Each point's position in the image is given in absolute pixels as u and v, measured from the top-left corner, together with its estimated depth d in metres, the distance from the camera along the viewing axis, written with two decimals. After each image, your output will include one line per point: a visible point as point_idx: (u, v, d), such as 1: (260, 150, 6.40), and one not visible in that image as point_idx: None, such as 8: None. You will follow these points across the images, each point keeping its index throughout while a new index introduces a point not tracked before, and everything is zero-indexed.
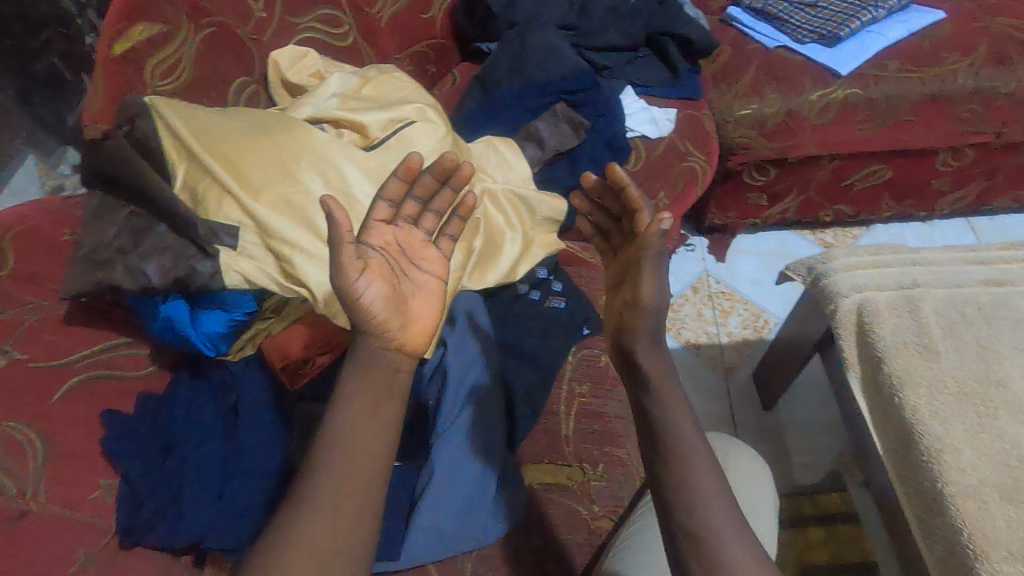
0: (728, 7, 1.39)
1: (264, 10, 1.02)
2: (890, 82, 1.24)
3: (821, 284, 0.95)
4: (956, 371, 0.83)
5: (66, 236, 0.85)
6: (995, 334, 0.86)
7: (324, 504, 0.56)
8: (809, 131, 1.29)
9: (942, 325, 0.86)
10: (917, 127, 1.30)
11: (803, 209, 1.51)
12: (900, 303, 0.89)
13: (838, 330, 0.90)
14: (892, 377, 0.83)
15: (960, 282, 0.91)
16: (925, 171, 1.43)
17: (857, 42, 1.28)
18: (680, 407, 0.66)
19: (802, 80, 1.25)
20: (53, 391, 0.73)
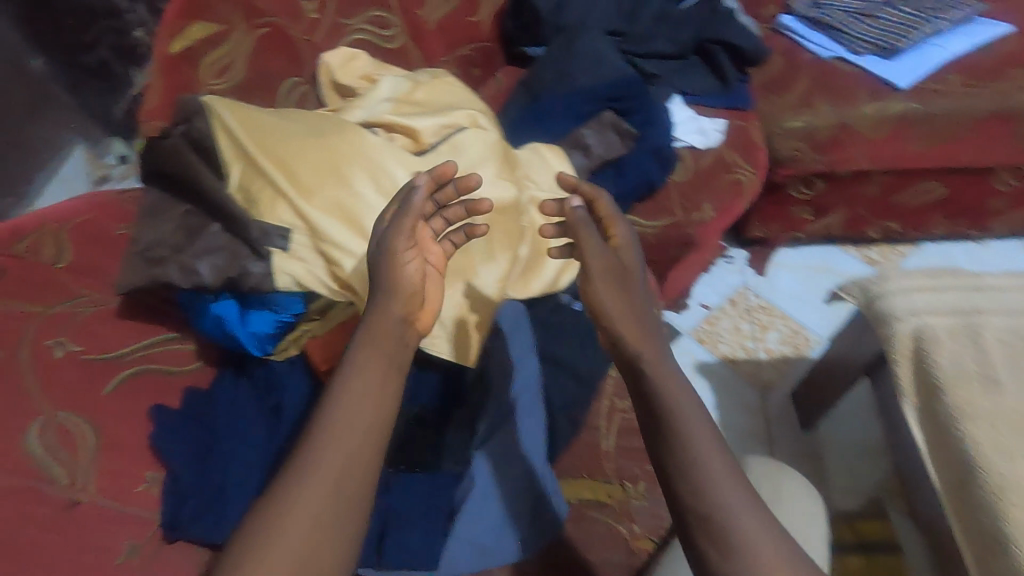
0: (780, 16, 1.36)
1: (316, 11, 1.02)
2: (951, 97, 1.19)
3: (875, 306, 0.92)
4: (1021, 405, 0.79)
5: (120, 232, 0.87)
6: None
7: (324, 479, 0.52)
8: (863, 145, 1.24)
9: (1005, 356, 0.83)
10: (977, 143, 1.25)
11: (849, 225, 1.46)
12: (959, 330, 0.86)
13: (892, 356, 0.87)
14: (951, 408, 0.80)
15: None
16: (981, 189, 1.37)
17: (917, 55, 1.23)
18: (693, 407, 0.61)
19: (857, 93, 1.21)
20: (103, 384, 0.74)
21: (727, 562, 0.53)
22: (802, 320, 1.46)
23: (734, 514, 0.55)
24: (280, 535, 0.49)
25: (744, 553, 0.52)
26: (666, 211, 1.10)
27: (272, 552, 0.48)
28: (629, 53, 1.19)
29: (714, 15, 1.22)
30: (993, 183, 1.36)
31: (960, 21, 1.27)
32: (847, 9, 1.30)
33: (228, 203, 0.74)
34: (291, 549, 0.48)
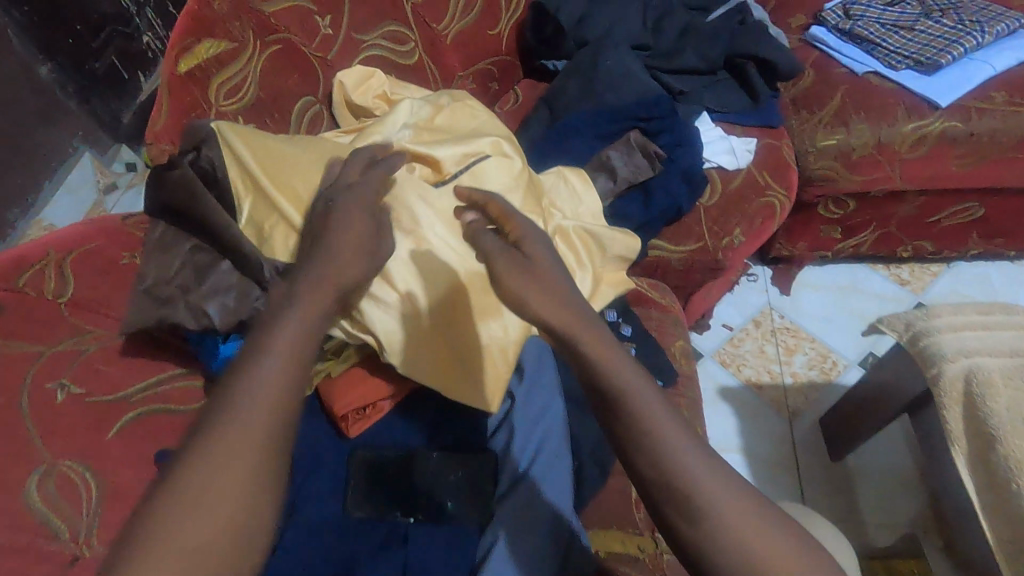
0: (811, 27, 1.29)
1: (330, 27, 0.98)
2: (995, 116, 1.13)
3: (920, 343, 0.86)
4: None
5: (127, 258, 0.82)
6: None
7: (231, 454, 0.43)
8: (899, 164, 1.18)
9: None
10: (1020, 161, 1.19)
11: (880, 245, 1.40)
12: (1016, 373, 0.80)
13: (940, 400, 0.82)
14: (1010, 461, 0.75)
15: None
16: (1020, 209, 1.31)
17: (958, 70, 1.17)
18: (627, 365, 0.53)
19: (895, 110, 1.15)
20: (109, 425, 0.70)
21: (706, 543, 0.48)
22: (830, 343, 1.40)
23: (706, 492, 0.49)
24: (183, 515, 0.41)
25: (714, 523, 0.48)
26: (694, 235, 1.05)
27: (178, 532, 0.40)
28: (655, 69, 1.14)
29: (744, 29, 1.17)
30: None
31: (1003, 35, 1.21)
32: (883, 22, 1.24)
33: (239, 241, 0.70)
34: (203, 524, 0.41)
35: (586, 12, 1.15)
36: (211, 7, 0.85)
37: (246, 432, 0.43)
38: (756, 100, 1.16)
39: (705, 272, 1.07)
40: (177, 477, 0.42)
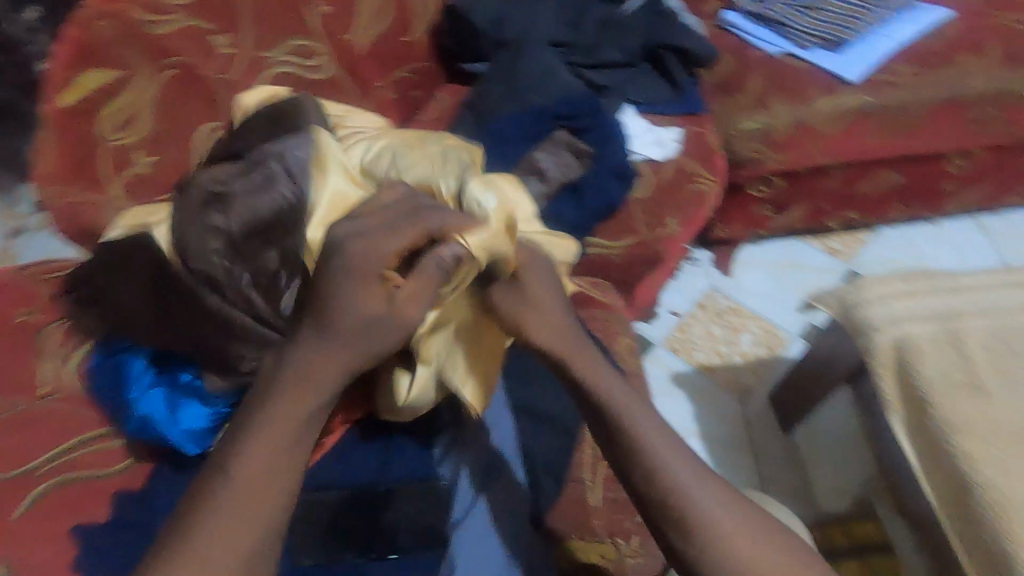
0: (722, 11, 1.30)
1: (229, 46, 0.92)
2: (902, 88, 1.18)
3: (853, 314, 0.88)
4: (1007, 410, 0.78)
5: (21, 317, 0.76)
6: None
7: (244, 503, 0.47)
8: (818, 141, 1.21)
9: (987, 359, 0.82)
10: (927, 128, 1.24)
11: (810, 218, 1.44)
12: (941, 338, 0.84)
13: (875, 369, 0.84)
14: (942, 424, 0.78)
15: (1000, 309, 0.86)
16: (934, 172, 1.37)
17: (863, 46, 1.22)
18: (627, 396, 0.60)
19: (810, 89, 1.18)
20: (13, 507, 0.62)
21: (694, 552, 0.55)
22: (773, 319, 1.43)
23: (697, 503, 0.56)
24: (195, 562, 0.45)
25: (704, 534, 0.55)
26: (630, 229, 1.05)
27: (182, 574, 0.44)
28: (577, 64, 1.13)
29: (660, 19, 1.17)
30: (945, 165, 1.36)
31: (901, 9, 1.25)
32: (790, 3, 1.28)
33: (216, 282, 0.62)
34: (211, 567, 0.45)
35: (501, 11, 1.12)
36: (95, 33, 0.77)
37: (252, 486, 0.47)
38: (680, 88, 1.16)
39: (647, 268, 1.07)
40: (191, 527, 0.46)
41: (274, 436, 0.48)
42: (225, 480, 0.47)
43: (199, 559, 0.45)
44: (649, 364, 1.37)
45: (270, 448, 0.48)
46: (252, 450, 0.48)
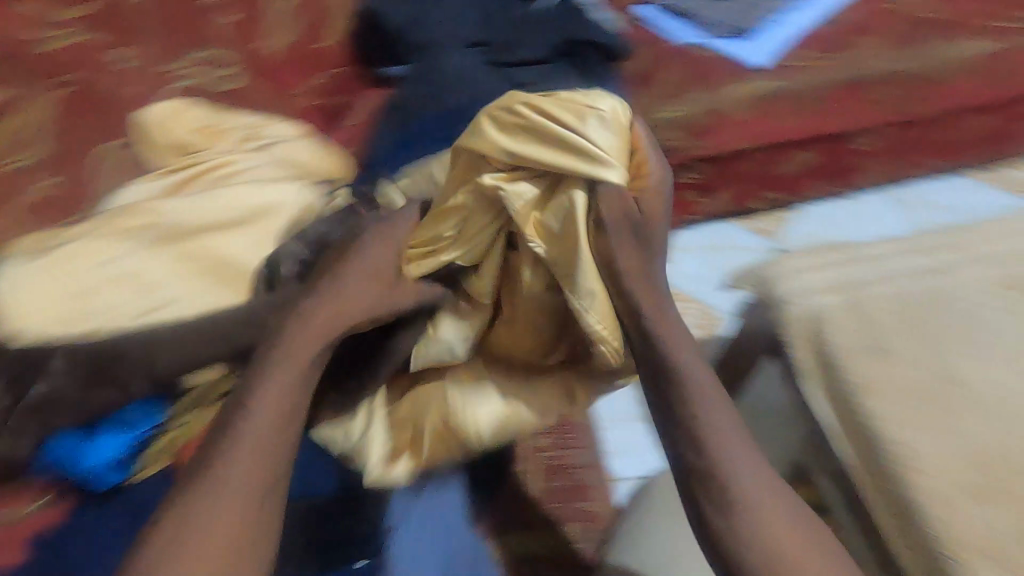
0: (633, 7, 1.33)
1: (124, 60, 0.95)
2: (804, 74, 1.24)
3: (770, 290, 0.93)
4: (911, 369, 0.83)
5: None
6: (945, 326, 0.86)
7: (228, 493, 0.52)
8: (734, 127, 1.25)
9: (893, 322, 0.87)
10: (833, 110, 1.30)
11: (737, 199, 1.50)
12: (849, 308, 0.88)
13: (789, 340, 0.89)
14: (851, 386, 0.83)
15: (903, 275, 0.91)
16: (845, 149, 1.44)
17: (767, 36, 1.28)
18: (699, 371, 0.61)
19: (720, 78, 1.23)
20: None
21: (730, 529, 0.55)
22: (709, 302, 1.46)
23: (745, 482, 0.56)
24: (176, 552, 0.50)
25: (743, 517, 0.55)
26: None
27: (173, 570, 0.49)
28: (496, 61, 1.11)
29: (574, 16, 1.19)
30: (853, 143, 1.43)
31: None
32: None
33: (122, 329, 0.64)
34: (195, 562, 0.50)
35: (415, 14, 1.10)
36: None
37: (237, 483, 0.53)
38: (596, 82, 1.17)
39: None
40: (178, 523, 0.51)
41: (253, 445, 0.54)
42: (213, 487, 0.52)
43: (185, 553, 0.50)
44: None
45: (252, 454, 0.54)
46: (236, 455, 0.54)
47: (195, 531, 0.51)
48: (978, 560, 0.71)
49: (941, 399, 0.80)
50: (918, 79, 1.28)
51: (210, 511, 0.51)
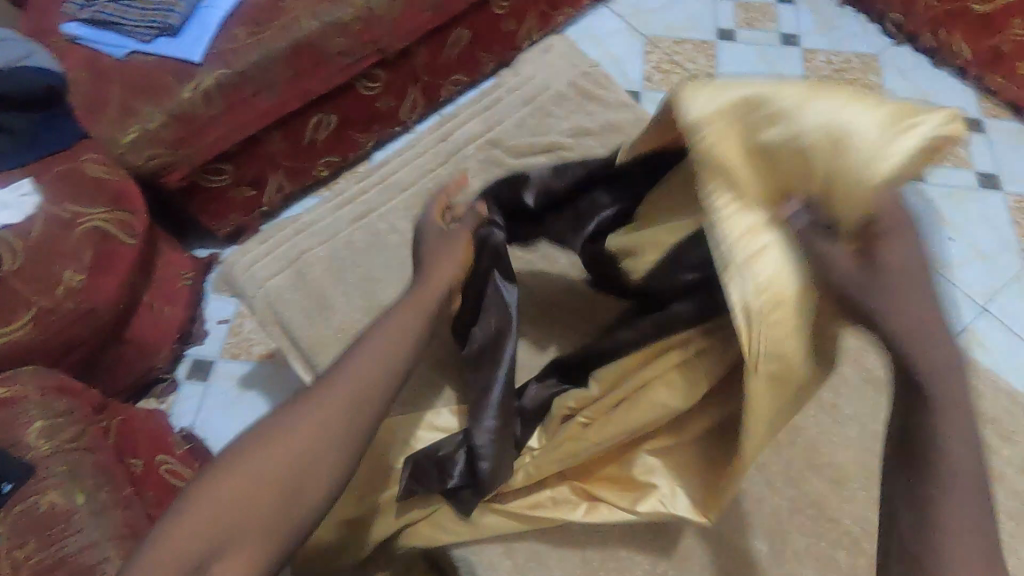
0: (63, 26, 1.17)
1: None
2: (248, 51, 1.14)
3: (239, 277, 0.89)
4: (339, 299, 0.86)
5: None
6: (370, 215, 0.93)
7: (320, 406, 0.53)
8: (215, 125, 1.15)
9: (322, 260, 0.89)
10: (311, 73, 1.22)
11: (295, 178, 1.41)
12: (293, 281, 0.87)
13: (268, 322, 0.86)
14: (299, 345, 0.84)
15: (349, 205, 0.94)
16: (362, 100, 1.39)
17: (197, 24, 1.15)
18: (967, 440, 0.46)
19: (166, 82, 1.11)
20: None
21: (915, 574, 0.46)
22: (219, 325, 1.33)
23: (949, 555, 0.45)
24: (232, 468, 0.51)
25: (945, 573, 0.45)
26: (22, 303, 0.96)
27: (221, 482, 0.50)
28: None
29: None
30: (361, 89, 1.37)
31: None
32: None
33: None
34: (222, 493, 0.50)
35: None
36: None
37: (339, 390, 0.54)
38: (24, 138, 1.07)
39: (84, 324, 1.02)
40: (238, 446, 0.52)
41: (378, 354, 0.57)
42: (306, 405, 0.54)
43: (239, 468, 0.51)
44: (186, 384, 1.28)
45: (358, 376, 0.55)
46: (360, 359, 0.56)
47: (256, 452, 0.51)
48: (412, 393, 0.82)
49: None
50: (394, 9, 1.25)
51: (276, 440, 0.52)
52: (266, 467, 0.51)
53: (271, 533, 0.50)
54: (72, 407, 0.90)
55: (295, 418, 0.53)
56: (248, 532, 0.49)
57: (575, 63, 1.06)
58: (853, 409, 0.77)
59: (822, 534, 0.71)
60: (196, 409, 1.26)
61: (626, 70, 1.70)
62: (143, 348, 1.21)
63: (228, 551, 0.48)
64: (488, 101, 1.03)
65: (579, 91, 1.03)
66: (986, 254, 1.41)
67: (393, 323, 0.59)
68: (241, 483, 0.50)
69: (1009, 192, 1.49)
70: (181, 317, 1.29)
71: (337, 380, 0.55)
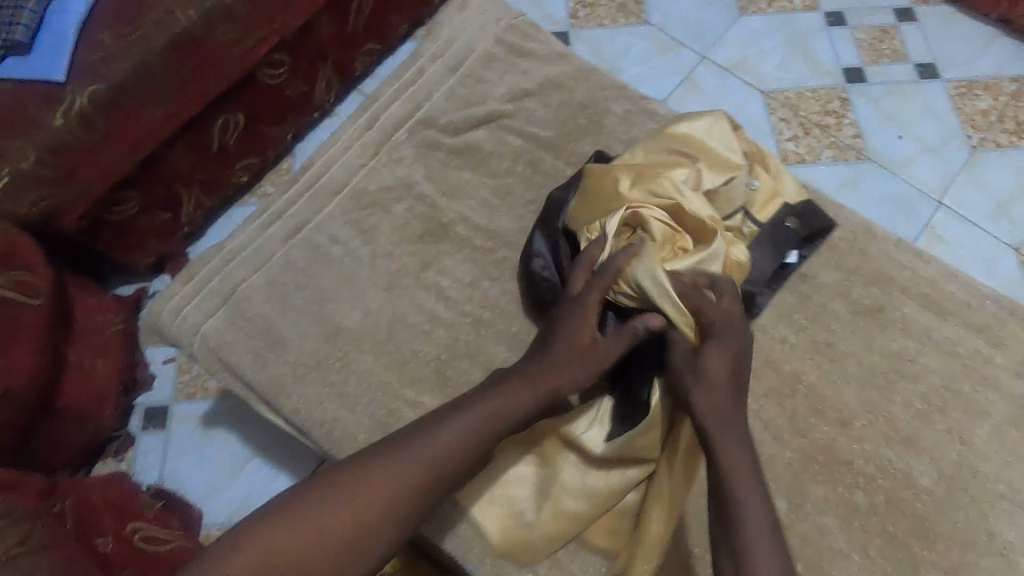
0: None
1: None
2: (121, 58, 0.98)
3: (168, 328, 0.77)
4: (292, 332, 0.76)
5: None
6: (304, 226, 0.81)
7: (413, 466, 0.62)
8: (105, 151, 1.00)
9: (261, 290, 0.78)
10: (201, 72, 1.06)
11: (213, 190, 1.27)
12: (231, 319, 0.77)
13: (216, 371, 0.76)
14: (260, 391, 0.74)
15: (276, 221, 0.82)
16: (270, 91, 1.24)
17: (50, 35, 0.97)
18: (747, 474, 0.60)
19: (30, 109, 0.94)
20: None
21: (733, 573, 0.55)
22: (166, 374, 1.21)
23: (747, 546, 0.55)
24: (325, 506, 0.59)
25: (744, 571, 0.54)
26: None
27: (310, 519, 0.58)
28: None
29: None
30: (265, 79, 1.21)
31: None
32: None
33: None
34: (305, 530, 0.58)
35: None
36: None
37: (434, 451, 0.63)
38: None
39: (5, 406, 0.92)
40: (334, 483, 0.61)
41: (474, 427, 0.64)
42: (404, 458, 0.62)
43: (332, 512, 0.59)
44: (144, 437, 1.17)
45: (452, 443, 0.63)
46: (456, 427, 0.64)
47: (347, 497, 0.60)
48: (393, 420, 0.72)
49: (391, 333, 0.76)
50: None
51: (368, 490, 0.60)
52: (345, 518, 0.59)
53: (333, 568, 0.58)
54: (13, 506, 0.80)
55: (393, 471, 0.61)
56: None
57: (498, 17, 0.95)
58: (847, 347, 0.74)
59: (837, 479, 0.69)
60: (160, 461, 1.15)
61: (549, 9, 1.58)
62: (84, 412, 1.09)
63: None
64: (411, 75, 0.90)
65: (508, 48, 0.92)
66: (932, 146, 1.41)
67: (494, 394, 0.66)
68: (321, 525, 0.58)
69: (947, 80, 1.47)
70: (121, 367, 1.16)
71: (435, 434, 0.63)
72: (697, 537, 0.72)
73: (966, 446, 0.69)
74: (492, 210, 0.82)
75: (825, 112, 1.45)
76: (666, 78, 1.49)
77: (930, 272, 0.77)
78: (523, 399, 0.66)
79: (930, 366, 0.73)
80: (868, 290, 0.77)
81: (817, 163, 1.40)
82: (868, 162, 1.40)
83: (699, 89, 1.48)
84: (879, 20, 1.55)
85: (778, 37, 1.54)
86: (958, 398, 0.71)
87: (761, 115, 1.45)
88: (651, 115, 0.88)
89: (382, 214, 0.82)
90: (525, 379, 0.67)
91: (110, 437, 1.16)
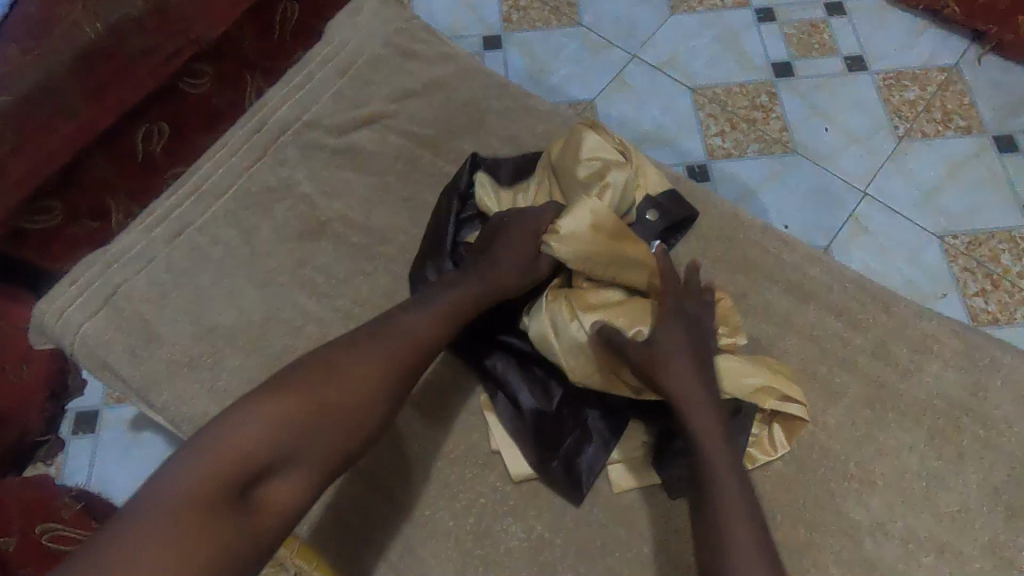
0: None
1: None
2: (27, 72, 1.00)
3: (51, 330, 0.80)
4: (169, 330, 0.78)
5: None
6: (185, 230, 0.83)
7: (389, 348, 0.69)
8: (18, 161, 1.03)
9: (140, 291, 0.80)
10: (114, 83, 1.09)
11: (142, 198, 1.30)
12: (111, 320, 0.79)
13: (97, 371, 0.78)
14: (135, 389, 0.76)
15: (161, 222, 0.84)
16: (193, 101, 1.27)
17: None
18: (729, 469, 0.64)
19: None
20: None
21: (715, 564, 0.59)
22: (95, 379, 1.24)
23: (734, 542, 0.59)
24: (313, 383, 0.65)
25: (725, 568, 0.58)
26: None
27: (298, 397, 0.63)
28: None
29: None
30: (187, 88, 1.24)
31: None
32: None
33: None
34: (294, 404, 0.63)
35: None
36: None
37: (403, 338, 0.69)
38: None
39: None
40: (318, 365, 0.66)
41: (438, 314, 0.72)
42: (378, 344, 0.69)
43: (322, 389, 0.65)
44: (74, 441, 1.20)
45: (419, 330, 0.70)
46: (419, 318, 0.71)
47: (333, 377, 0.66)
48: None
49: (264, 330, 0.78)
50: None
51: (350, 368, 0.66)
52: (337, 394, 0.65)
53: (330, 440, 0.63)
54: None
55: (369, 354, 0.68)
56: (291, 458, 0.61)
57: (389, 20, 0.97)
58: None
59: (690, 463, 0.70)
60: (89, 463, 1.18)
61: (482, 13, 1.60)
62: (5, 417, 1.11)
63: (292, 460, 0.61)
64: (300, 78, 0.92)
65: (396, 51, 0.94)
66: (858, 138, 1.42)
67: (450, 291, 0.74)
68: (312, 403, 0.64)
69: (875, 73, 1.48)
70: (48, 371, 1.19)
71: (402, 322, 0.71)
72: (561, 525, 0.73)
73: (818, 428, 0.71)
74: (369, 208, 0.84)
75: (753, 107, 1.46)
76: (596, 77, 1.51)
77: (795, 258, 0.79)
78: (468, 299, 0.73)
79: (788, 350, 0.74)
80: (733, 277, 0.78)
81: (743, 157, 1.41)
82: (793, 154, 1.41)
83: (629, 88, 1.50)
84: (808, 16, 1.56)
85: (708, 34, 1.55)
86: (812, 378, 0.73)
87: (689, 111, 1.47)
88: (531, 112, 0.90)
89: (264, 214, 0.84)
90: (457, 297, 0.73)
91: (38, 441, 1.18)
